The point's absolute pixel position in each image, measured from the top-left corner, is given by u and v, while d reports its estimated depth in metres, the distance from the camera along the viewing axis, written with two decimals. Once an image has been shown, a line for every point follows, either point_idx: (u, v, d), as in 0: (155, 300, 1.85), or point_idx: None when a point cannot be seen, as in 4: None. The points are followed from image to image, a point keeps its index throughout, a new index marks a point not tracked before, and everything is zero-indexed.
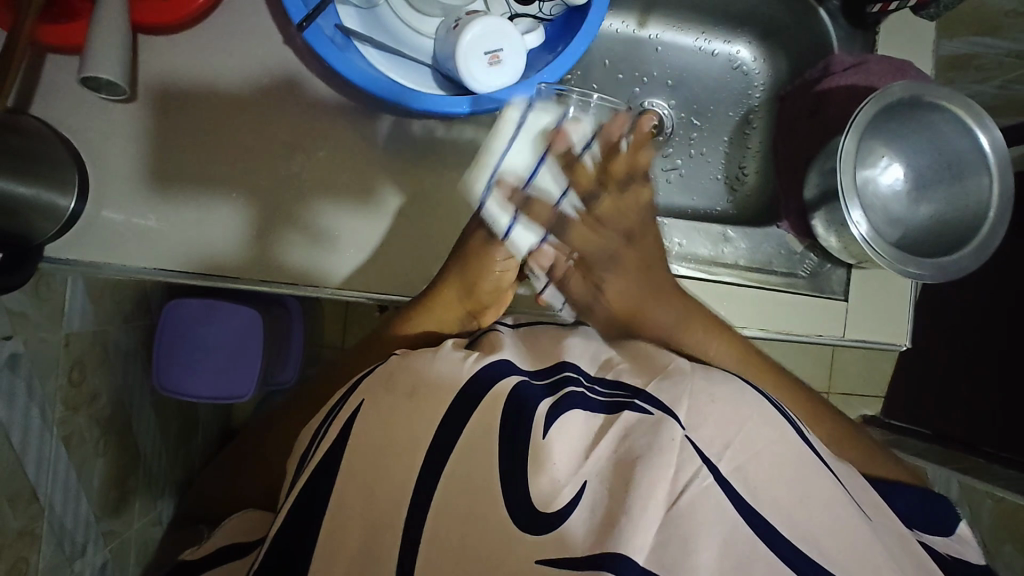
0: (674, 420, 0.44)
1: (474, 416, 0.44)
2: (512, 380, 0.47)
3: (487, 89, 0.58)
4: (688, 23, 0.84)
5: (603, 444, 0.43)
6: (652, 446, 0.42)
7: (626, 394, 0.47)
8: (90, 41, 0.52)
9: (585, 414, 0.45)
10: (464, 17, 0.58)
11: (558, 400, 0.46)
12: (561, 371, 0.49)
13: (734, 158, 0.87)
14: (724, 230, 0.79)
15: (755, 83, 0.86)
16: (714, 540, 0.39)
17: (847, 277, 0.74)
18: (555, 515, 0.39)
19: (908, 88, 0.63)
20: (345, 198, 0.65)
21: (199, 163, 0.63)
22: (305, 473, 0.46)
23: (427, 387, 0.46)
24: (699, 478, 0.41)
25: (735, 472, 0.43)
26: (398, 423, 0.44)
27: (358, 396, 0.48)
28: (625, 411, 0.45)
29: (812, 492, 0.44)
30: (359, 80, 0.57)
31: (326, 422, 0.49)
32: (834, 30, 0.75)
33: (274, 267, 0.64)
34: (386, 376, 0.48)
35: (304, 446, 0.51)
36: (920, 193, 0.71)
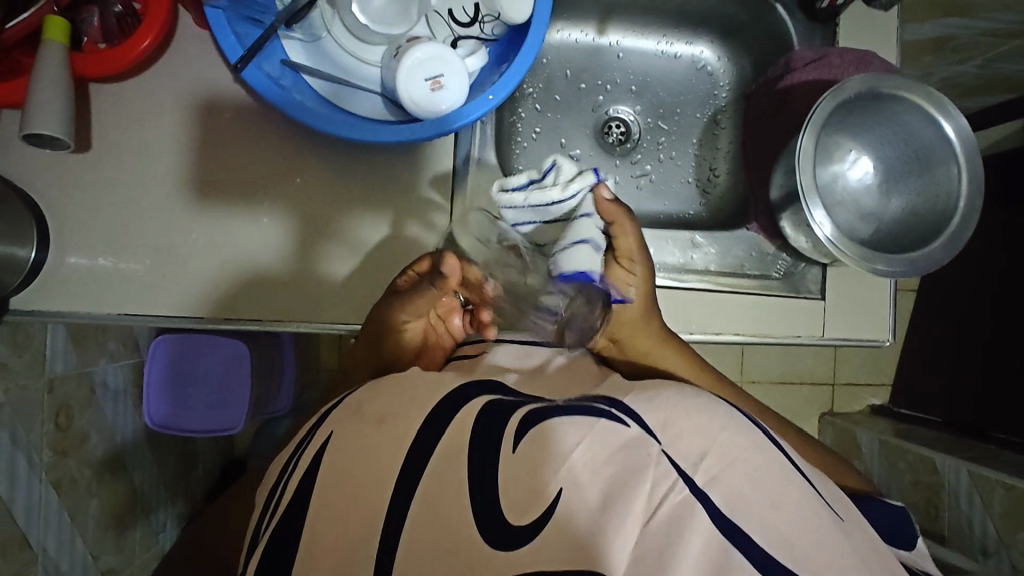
0: (652, 439, 0.43)
1: (444, 440, 0.41)
2: (486, 397, 0.44)
3: (433, 115, 0.57)
4: (646, 27, 0.83)
5: (580, 453, 0.40)
6: (630, 465, 0.40)
7: (602, 403, 0.45)
8: (31, 97, 0.53)
9: (560, 419, 0.42)
10: (405, 43, 0.58)
11: (528, 412, 0.43)
12: (528, 390, 0.47)
13: (705, 160, 0.85)
14: (692, 236, 0.76)
15: (720, 83, 0.85)
16: (692, 556, 0.38)
17: (823, 276, 0.73)
18: (527, 528, 0.38)
19: (865, 82, 0.61)
20: (314, 227, 0.65)
21: (227, 183, 0.64)
22: (271, 523, 0.44)
23: (395, 414, 0.45)
24: (675, 491, 0.40)
25: (712, 483, 0.41)
26: (344, 461, 0.43)
27: (325, 433, 0.46)
28: (599, 418, 0.43)
29: (790, 502, 0.42)
30: (304, 116, 0.56)
31: (291, 463, 0.47)
32: (792, 26, 0.74)
33: (254, 301, 0.64)
34: (354, 407, 0.47)
35: (269, 489, 0.50)
36: (891, 186, 0.69)
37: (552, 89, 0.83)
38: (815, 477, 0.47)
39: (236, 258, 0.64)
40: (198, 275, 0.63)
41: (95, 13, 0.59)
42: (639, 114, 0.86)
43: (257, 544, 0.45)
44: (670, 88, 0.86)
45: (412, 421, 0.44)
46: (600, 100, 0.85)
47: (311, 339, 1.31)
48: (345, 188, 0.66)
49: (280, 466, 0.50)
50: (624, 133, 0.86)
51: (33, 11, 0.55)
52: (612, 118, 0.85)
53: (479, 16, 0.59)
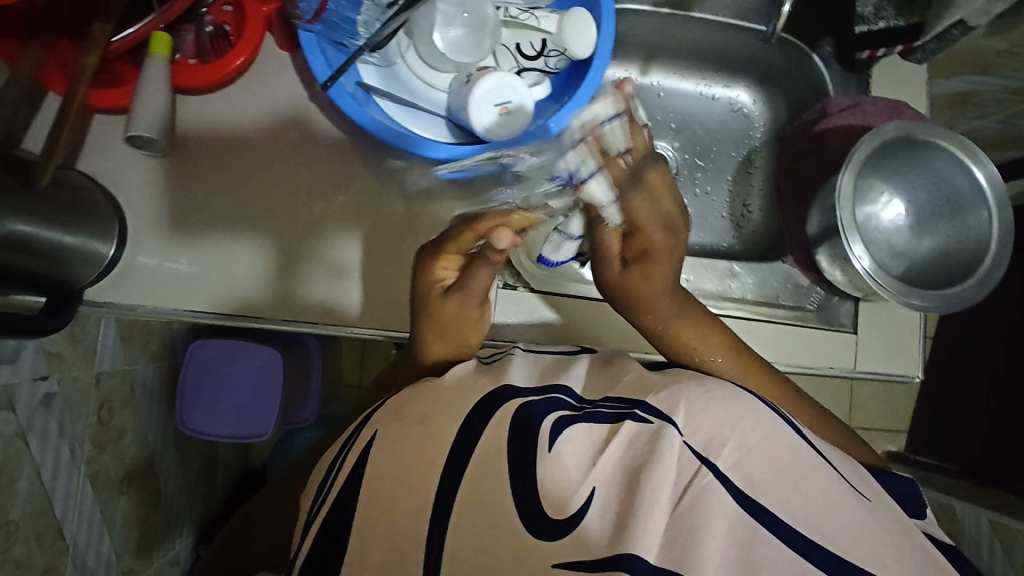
0: (672, 427, 0.46)
1: (485, 433, 0.44)
2: (518, 400, 0.47)
3: (499, 138, 0.61)
4: (688, 70, 0.88)
5: (609, 452, 0.44)
6: (653, 452, 0.44)
7: (626, 405, 0.49)
8: (136, 102, 0.58)
9: (588, 425, 0.46)
10: (476, 72, 0.62)
11: (561, 415, 0.46)
12: (560, 393, 0.50)
13: (739, 196, 0.89)
14: (730, 265, 0.80)
15: (755, 124, 0.90)
16: (721, 533, 0.41)
17: (855, 310, 0.75)
18: (565, 521, 0.41)
19: (902, 127, 0.65)
20: (342, 227, 0.68)
21: (212, 210, 0.67)
22: (323, 508, 0.47)
23: (436, 412, 0.47)
24: (700, 477, 0.43)
25: (734, 469, 0.45)
26: (410, 456, 0.45)
27: (371, 429, 0.50)
28: (625, 421, 0.46)
29: (809, 485, 0.45)
30: (382, 132, 0.60)
31: (340, 458, 0.51)
32: (828, 75, 0.79)
33: (293, 304, 0.67)
34: (396, 407, 0.50)
35: (319, 481, 0.52)
36: (922, 228, 0.73)
37: None
38: (834, 462, 0.51)
39: (223, 287, 0.66)
40: (214, 287, 0.66)
41: (190, 31, 0.64)
42: (677, 150, 0.90)
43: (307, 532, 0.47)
44: (708, 127, 0.90)
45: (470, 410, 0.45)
46: None
47: (337, 353, 1.34)
48: (405, 203, 0.69)
49: (332, 457, 0.53)
50: None
51: (142, 25, 0.59)
52: None
53: (544, 51, 0.65)
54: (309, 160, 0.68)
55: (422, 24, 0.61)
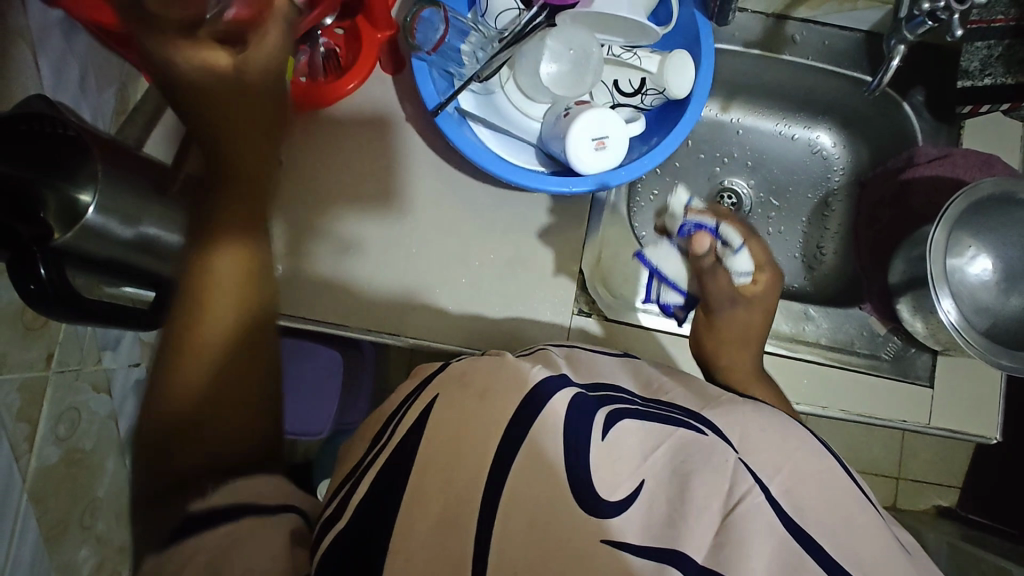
0: (726, 445, 0.49)
1: (536, 420, 0.44)
2: (568, 390, 0.48)
3: (594, 171, 0.63)
4: (769, 109, 0.89)
5: (661, 451, 0.46)
6: (709, 461, 0.46)
7: (675, 415, 0.51)
8: None
9: (639, 422, 0.48)
10: (574, 106, 0.64)
11: (612, 410, 0.49)
12: (612, 390, 0.53)
13: (813, 237, 0.89)
14: (805, 308, 0.79)
15: (834, 167, 0.89)
16: (769, 547, 0.42)
17: (933, 362, 0.74)
18: (613, 503, 0.42)
19: (999, 184, 0.65)
20: (371, 208, 0.70)
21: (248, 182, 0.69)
22: (368, 468, 0.45)
23: (497, 386, 0.46)
24: (753, 493, 0.45)
25: (785, 492, 0.47)
26: (476, 423, 0.44)
27: (432, 391, 0.49)
28: (680, 428, 0.49)
29: (853, 522, 0.48)
30: (475, 154, 0.63)
31: (401, 411, 0.52)
32: (918, 124, 0.78)
33: (309, 278, 0.69)
34: (458, 373, 0.49)
35: (369, 440, 0.53)
36: (1010, 285, 0.71)
37: (673, 156, 0.89)
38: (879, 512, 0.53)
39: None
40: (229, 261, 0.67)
41: (305, 52, 0.68)
42: (752, 188, 0.90)
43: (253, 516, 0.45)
44: (785, 167, 0.90)
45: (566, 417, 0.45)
46: (716, 171, 0.91)
47: None
48: (489, 225, 0.71)
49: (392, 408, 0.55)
50: (736, 204, 0.90)
51: None
52: (725, 189, 0.90)
53: (642, 89, 0.67)
54: (355, 147, 0.71)
55: (529, 58, 0.65)
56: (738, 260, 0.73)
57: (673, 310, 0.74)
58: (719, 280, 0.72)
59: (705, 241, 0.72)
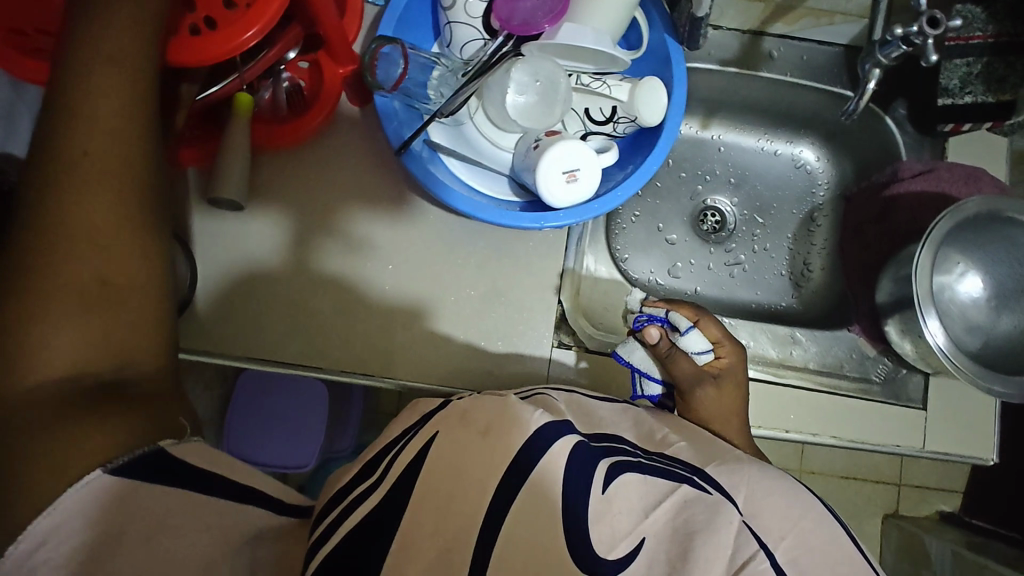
0: (731, 504, 0.50)
1: (531, 474, 0.45)
2: (570, 439, 0.48)
3: (566, 205, 0.61)
4: (750, 125, 0.87)
5: (662, 509, 0.48)
6: (710, 523, 0.47)
7: (683, 469, 0.52)
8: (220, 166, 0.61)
9: (641, 478, 0.49)
10: (545, 137, 0.61)
11: (615, 462, 0.50)
12: (617, 442, 0.54)
13: (799, 253, 0.87)
14: (792, 331, 0.78)
15: (819, 182, 0.87)
16: None
17: (925, 384, 0.72)
18: (613, 560, 0.44)
19: (986, 203, 0.62)
20: (379, 211, 0.69)
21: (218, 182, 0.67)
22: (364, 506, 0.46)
23: (499, 426, 0.48)
24: (756, 558, 0.47)
25: (791, 562, 0.49)
26: (474, 467, 0.45)
27: (432, 428, 0.50)
28: (684, 486, 0.50)
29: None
30: (443, 192, 0.60)
31: (395, 449, 0.51)
32: (901, 138, 0.76)
33: (317, 275, 0.68)
34: (459, 413, 0.51)
35: (363, 465, 0.53)
36: (1003, 304, 0.69)
37: (654, 176, 0.87)
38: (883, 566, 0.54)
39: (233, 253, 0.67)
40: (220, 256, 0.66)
41: (268, 88, 0.66)
42: (736, 206, 0.88)
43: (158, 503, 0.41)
44: (768, 183, 0.88)
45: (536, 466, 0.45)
46: (699, 189, 0.89)
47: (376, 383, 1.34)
48: (462, 259, 0.70)
49: (384, 444, 0.55)
50: (719, 223, 0.88)
51: (226, 84, 0.61)
52: (708, 208, 0.89)
53: (614, 116, 0.65)
54: (331, 172, 0.69)
55: (494, 90, 0.62)
56: (695, 340, 0.67)
57: (661, 399, 0.68)
58: (680, 365, 0.66)
59: (653, 330, 0.67)
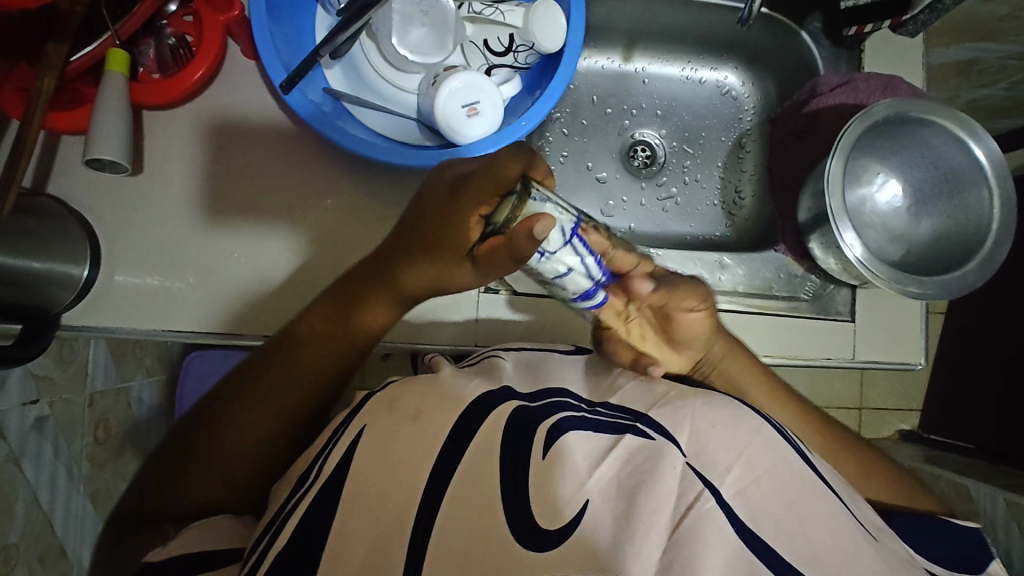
0: (673, 447, 0.42)
1: (474, 439, 0.40)
2: (511, 404, 0.43)
3: (468, 139, 0.59)
4: (672, 54, 0.85)
5: (605, 465, 0.39)
6: (654, 471, 0.39)
7: (626, 418, 0.44)
8: (94, 125, 0.57)
9: (584, 434, 0.41)
10: (442, 72, 0.60)
11: (560, 419, 0.42)
12: (561, 396, 0.46)
13: (730, 182, 0.86)
14: (719, 257, 0.77)
15: (745, 107, 0.86)
16: (719, 565, 0.36)
17: (852, 296, 0.73)
18: (557, 532, 0.35)
19: (894, 105, 0.62)
20: (364, 224, 0.68)
21: (186, 210, 0.66)
22: (295, 513, 0.39)
23: (429, 408, 0.42)
24: (702, 500, 0.38)
25: (737, 496, 0.40)
26: (402, 458, 0.39)
27: (358, 422, 0.43)
28: (626, 435, 0.42)
29: (816, 516, 0.40)
30: (344, 141, 0.58)
31: (327, 447, 0.44)
32: (817, 52, 0.76)
33: (311, 287, 0.67)
34: (385, 401, 0.44)
35: (296, 480, 0.44)
36: (921, 208, 0.69)
37: (578, 113, 0.85)
38: (848, 496, 0.45)
39: (210, 280, 0.66)
40: (221, 281, 0.66)
41: (151, 45, 0.64)
42: (665, 138, 0.87)
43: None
44: (695, 112, 0.87)
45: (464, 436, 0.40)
46: (626, 124, 0.87)
47: None
48: (382, 208, 0.69)
49: (312, 454, 0.45)
50: (650, 156, 0.87)
51: (99, 43, 0.58)
52: (637, 142, 0.87)
53: (514, 46, 0.64)
54: (240, 151, 0.68)
55: (382, 30, 0.61)
56: None
57: None
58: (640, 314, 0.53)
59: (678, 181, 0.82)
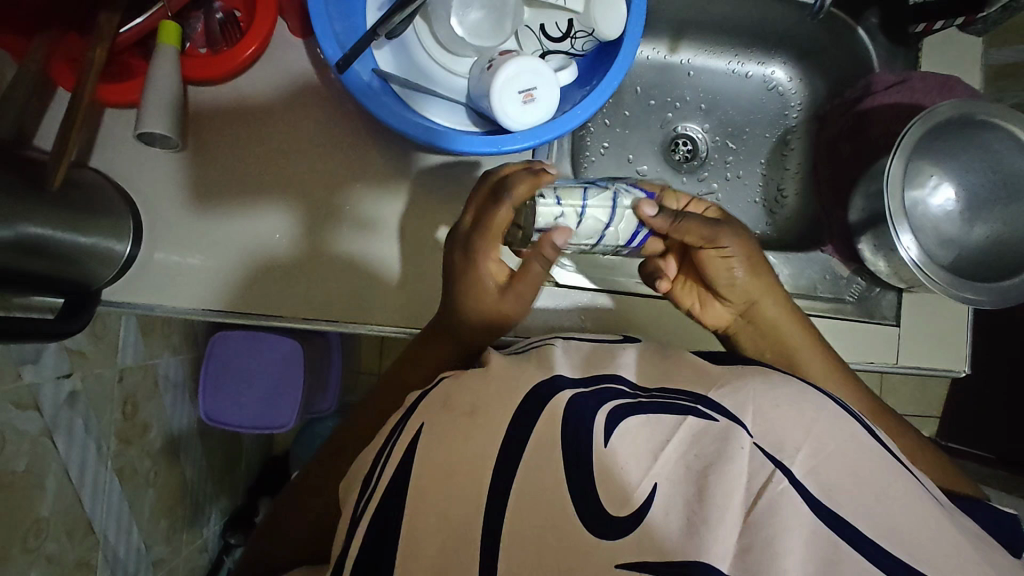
0: (740, 428, 0.40)
1: (535, 429, 0.38)
2: (569, 393, 0.40)
3: (523, 127, 0.58)
4: (720, 47, 0.83)
5: (671, 445, 0.38)
6: (722, 453, 0.38)
7: (687, 399, 0.43)
8: (145, 98, 0.56)
9: (644, 419, 0.40)
10: (497, 57, 0.58)
11: (615, 408, 0.40)
12: (612, 382, 0.44)
13: (773, 179, 0.84)
14: (765, 256, 0.77)
15: (791, 103, 0.85)
16: (799, 544, 0.35)
17: (898, 301, 0.72)
18: (628, 518, 0.35)
19: (957, 107, 0.60)
20: (381, 195, 0.67)
21: (226, 188, 0.66)
22: (364, 519, 0.38)
23: (485, 403, 0.40)
24: (774, 482, 0.37)
25: (810, 474, 0.38)
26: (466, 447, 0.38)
27: (416, 421, 0.42)
28: (687, 417, 0.40)
29: (890, 492, 0.39)
30: (396, 123, 0.57)
31: (385, 448, 0.43)
32: (873, 49, 0.74)
33: (320, 265, 0.66)
34: (441, 398, 0.42)
35: (361, 482, 0.43)
36: (974, 213, 0.68)
37: (621, 105, 0.84)
38: (918, 470, 0.44)
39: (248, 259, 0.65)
40: (230, 264, 0.65)
41: (200, 19, 0.63)
42: (708, 132, 0.86)
43: (332, 509, 0.54)
44: (739, 107, 0.85)
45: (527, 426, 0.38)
46: (669, 117, 0.85)
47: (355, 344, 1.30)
48: (425, 195, 0.68)
49: (373, 451, 0.44)
50: (691, 151, 0.85)
51: (150, 14, 0.57)
52: (680, 135, 0.85)
53: (571, 33, 0.62)
54: (282, 129, 0.67)
55: (439, 13, 0.61)
56: None
57: None
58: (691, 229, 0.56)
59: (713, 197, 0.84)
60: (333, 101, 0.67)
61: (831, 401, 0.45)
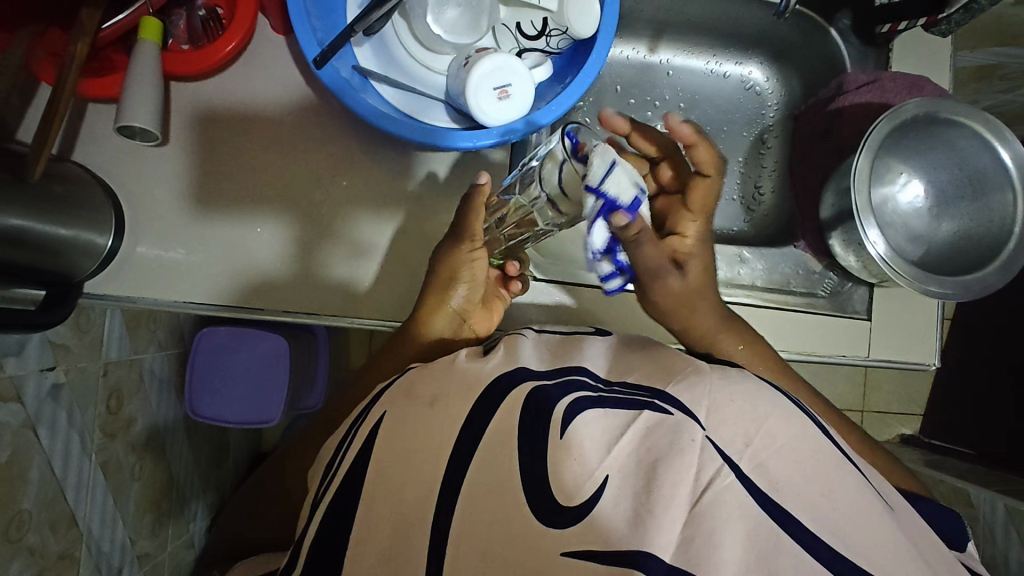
0: (694, 422, 0.41)
1: (492, 424, 0.39)
2: (527, 387, 0.42)
3: (498, 122, 0.59)
4: (698, 47, 0.85)
5: (625, 440, 0.39)
6: (673, 446, 0.39)
7: (645, 394, 0.44)
8: (126, 93, 0.57)
9: (602, 412, 0.41)
10: (474, 54, 0.60)
11: (575, 400, 0.41)
12: (574, 374, 0.45)
13: (750, 177, 0.86)
14: (740, 250, 0.78)
15: (768, 103, 0.86)
16: (741, 535, 0.36)
17: (869, 296, 0.73)
18: (576, 509, 0.36)
19: (922, 105, 0.62)
20: (361, 209, 0.68)
21: (211, 186, 0.66)
22: (324, 501, 0.41)
23: (447, 394, 0.42)
24: (722, 475, 0.38)
25: (758, 470, 0.39)
26: (432, 431, 0.40)
27: (379, 409, 0.44)
28: (644, 411, 0.41)
29: (836, 487, 0.40)
30: (372, 117, 0.58)
31: (350, 434, 0.45)
32: (845, 50, 0.76)
33: (306, 268, 0.67)
34: (405, 387, 0.45)
35: (325, 467, 0.45)
36: (942, 210, 0.70)
37: (601, 103, 0.85)
38: (865, 468, 0.46)
39: (234, 262, 0.66)
40: (217, 266, 0.66)
41: (182, 16, 0.64)
42: None
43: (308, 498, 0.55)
44: (717, 105, 0.87)
45: (491, 412, 0.40)
46: (649, 115, 0.86)
47: None
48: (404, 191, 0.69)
49: (337, 440, 0.46)
50: None
51: (132, 11, 0.58)
52: (659, 133, 0.86)
53: (546, 30, 0.64)
54: (264, 125, 0.68)
55: (417, 11, 0.62)
56: None
57: None
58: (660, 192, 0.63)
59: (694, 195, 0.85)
60: (315, 97, 0.68)
61: (784, 397, 0.46)
